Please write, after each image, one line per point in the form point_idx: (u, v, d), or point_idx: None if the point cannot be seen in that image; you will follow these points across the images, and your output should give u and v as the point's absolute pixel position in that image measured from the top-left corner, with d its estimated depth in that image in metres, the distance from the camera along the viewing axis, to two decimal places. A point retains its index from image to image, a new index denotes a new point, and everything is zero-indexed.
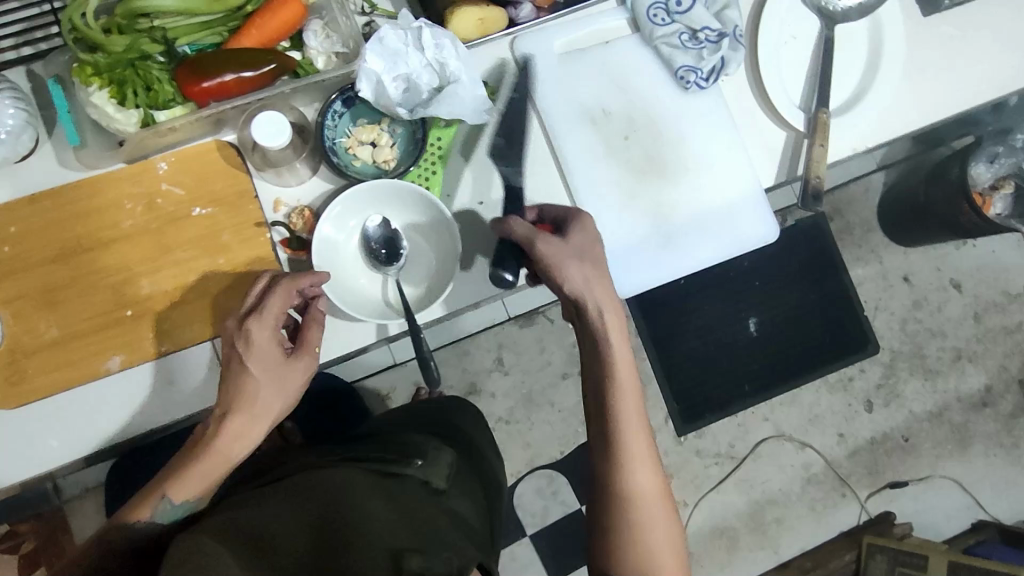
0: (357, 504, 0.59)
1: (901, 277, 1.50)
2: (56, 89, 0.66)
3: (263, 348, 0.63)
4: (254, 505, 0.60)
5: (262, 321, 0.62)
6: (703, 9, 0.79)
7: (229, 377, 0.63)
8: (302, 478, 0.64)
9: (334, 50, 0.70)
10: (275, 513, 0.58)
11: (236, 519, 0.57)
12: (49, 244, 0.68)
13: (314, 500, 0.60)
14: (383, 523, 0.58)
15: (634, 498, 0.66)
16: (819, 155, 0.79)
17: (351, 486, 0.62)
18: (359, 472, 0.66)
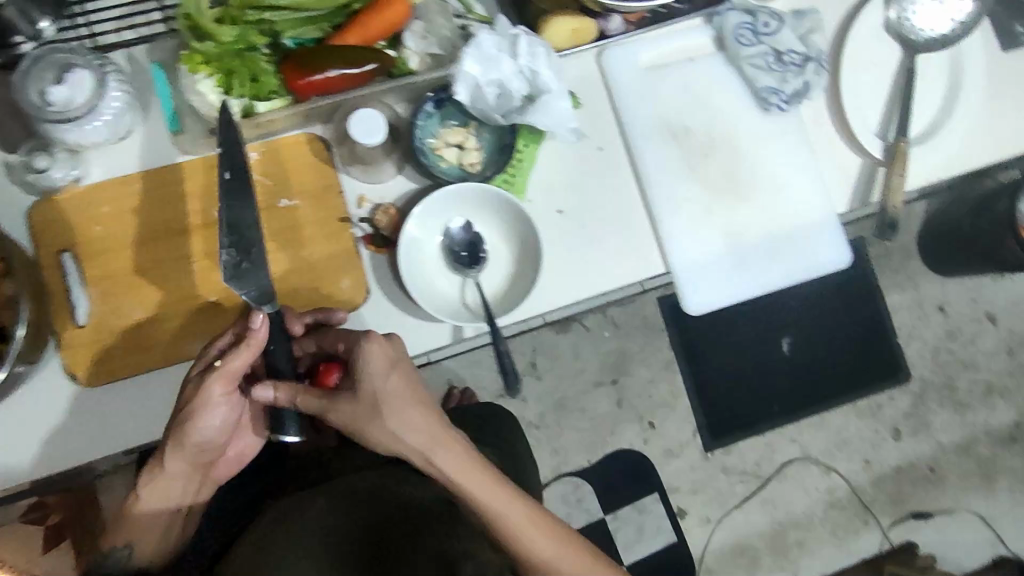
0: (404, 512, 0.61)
1: (936, 307, 1.49)
2: (158, 73, 0.68)
3: (218, 400, 0.63)
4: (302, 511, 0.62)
5: (219, 377, 0.62)
6: (790, 31, 0.79)
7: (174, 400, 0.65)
8: (347, 481, 0.66)
9: (431, 51, 0.71)
10: (319, 519, 0.61)
11: (280, 531, 0.60)
12: (139, 227, 0.69)
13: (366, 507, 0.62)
14: (437, 527, 0.59)
15: (510, 533, 0.61)
16: (897, 183, 0.80)
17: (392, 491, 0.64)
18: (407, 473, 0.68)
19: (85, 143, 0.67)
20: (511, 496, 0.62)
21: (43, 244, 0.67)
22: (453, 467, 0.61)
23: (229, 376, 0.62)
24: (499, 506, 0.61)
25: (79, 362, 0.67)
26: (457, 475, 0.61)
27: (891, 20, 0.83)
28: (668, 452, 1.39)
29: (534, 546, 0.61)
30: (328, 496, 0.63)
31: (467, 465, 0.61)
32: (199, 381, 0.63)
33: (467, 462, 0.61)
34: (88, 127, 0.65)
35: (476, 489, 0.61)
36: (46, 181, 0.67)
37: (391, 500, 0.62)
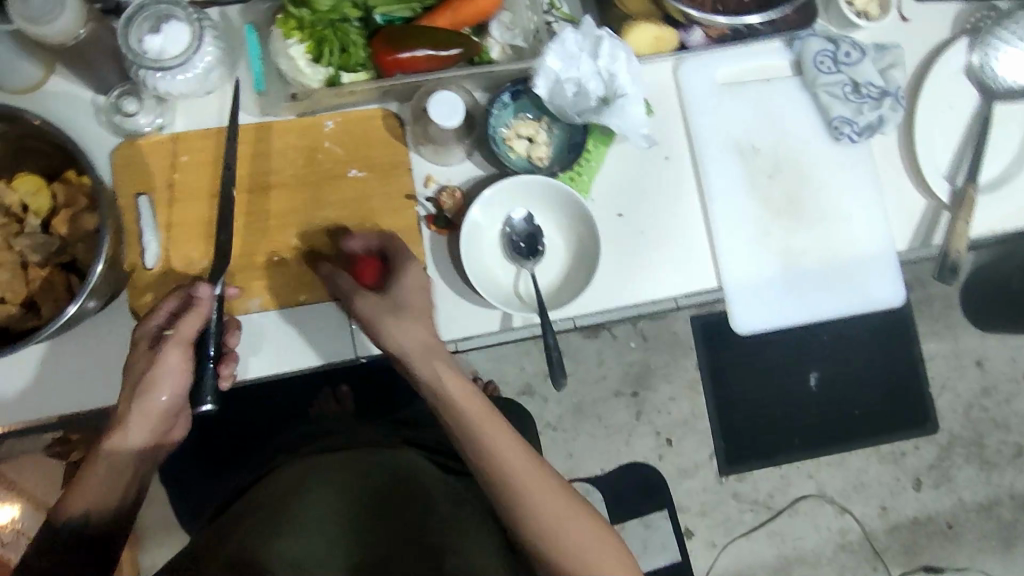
0: (414, 496, 0.65)
1: (974, 361, 1.47)
2: (252, 35, 0.71)
3: (177, 375, 0.62)
4: (316, 471, 0.65)
5: (173, 349, 0.61)
6: (870, 64, 0.79)
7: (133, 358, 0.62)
8: (362, 452, 0.69)
9: (513, 42, 0.72)
10: (331, 479, 0.64)
11: (293, 484, 0.63)
12: (213, 180, 0.71)
13: (379, 475, 0.66)
14: (441, 517, 0.63)
15: (510, 481, 0.59)
16: (962, 230, 0.79)
17: (414, 469, 0.69)
18: (420, 458, 0.72)
19: (173, 94, 0.69)
20: (523, 458, 0.60)
21: (122, 186, 0.70)
22: (467, 408, 0.62)
23: (184, 346, 0.61)
24: (511, 459, 0.60)
25: (142, 303, 0.69)
26: (479, 415, 0.61)
27: (973, 65, 0.82)
28: (682, 471, 1.38)
29: (541, 501, 0.59)
30: (339, 461, 0.67)
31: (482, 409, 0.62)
32: (148, 359, 0.61)
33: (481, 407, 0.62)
34: (178, 78, 0.67)
35: (492, 437, 0.61)
36: (132, 125, 0.69)
37: (407, 477, 0.67)
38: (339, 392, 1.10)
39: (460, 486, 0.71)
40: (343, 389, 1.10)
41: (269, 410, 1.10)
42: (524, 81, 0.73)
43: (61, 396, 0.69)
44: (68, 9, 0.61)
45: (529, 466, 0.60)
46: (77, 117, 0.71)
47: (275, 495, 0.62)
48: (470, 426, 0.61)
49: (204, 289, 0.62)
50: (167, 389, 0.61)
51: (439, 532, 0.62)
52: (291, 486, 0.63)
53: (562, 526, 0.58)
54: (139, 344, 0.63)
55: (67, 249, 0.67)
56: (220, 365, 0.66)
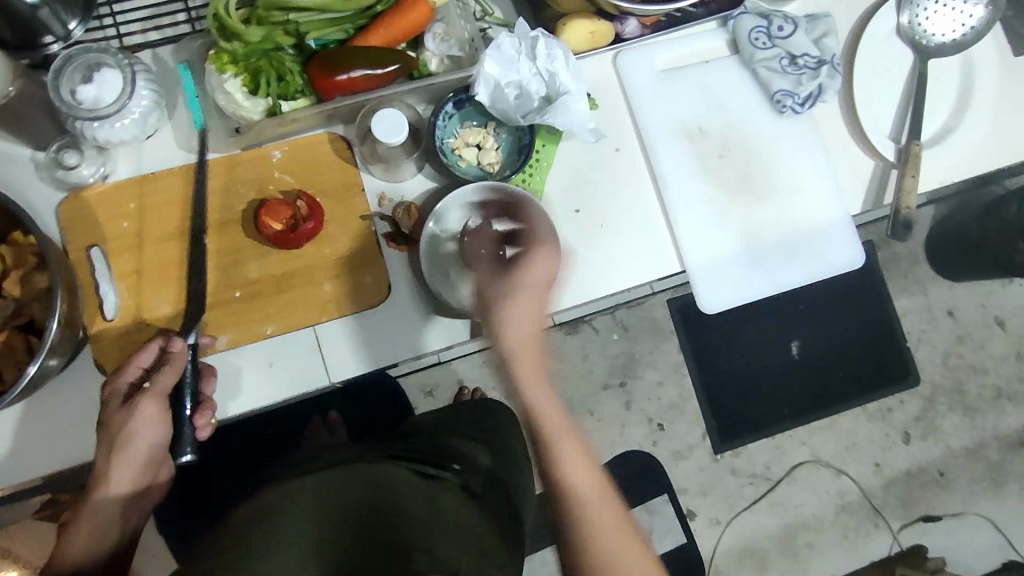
0: (392, 500, 0.61)
1: (945, 311, 1.50)
2: (185, 73, 0.70)
3: (152, 429, 0.61)
4: (289, 486, 0.62)
5: (150, 402, 0.61)
6: (805, 35, 0.80)
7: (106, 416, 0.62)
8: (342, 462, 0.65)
9: (449, 53, 0.72)
10: (305, 490, 0.61)
11: (268, 499, 0.60)
12: (165, 224, 0.70)
13: (356, 483, 0.62)
14: (417, 518, 0.60)
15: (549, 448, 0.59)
16: (910, 185, 0.80)
17: (392, 479, 0.64)
18: (405, 459, 0.68)
19: (113, 142, 0.68)
20: (585, 474, 0.59)
21: (72, 240, 0.69)
22: (545, 413, 0.59)
23: (160, 398, 0.61)
24: (577, 475, 0.59)
25: (107, 356, 0.68)
26: (544, 413, 0.59)
27: (903, 25, 0.83)
28: (677, 454, 1.39)
29: (597, 523, 0.58)
30: (317, 474, 0.63)
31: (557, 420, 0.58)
32: (121, 417, 0.61)
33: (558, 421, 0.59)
34: (116, 126, 0.67)
35: (559, 448, 0.59)
36: (75, 178, 0.68)
37: (387, 486, 0.62)
38: (328, 419, 1.09)
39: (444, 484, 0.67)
40: (331, 414, 1.10)
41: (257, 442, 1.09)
42: (467, 89, 0.73)
43: (36, 461, 0.68)
44: None
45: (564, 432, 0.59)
46: (19, 176, 0.69)
47: (249, 511, 0.59)
48: (541, 438, 0.58)
49: (178, 341, 0.62)
50: (148, 441, 0.62)
51: (410, 534, 0.58)
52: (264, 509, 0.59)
53: (624, 559, 0.57)
54: (114, 399, 0.62)
55: (23, 310, 0.66)
56: (195, 414, 0.64)
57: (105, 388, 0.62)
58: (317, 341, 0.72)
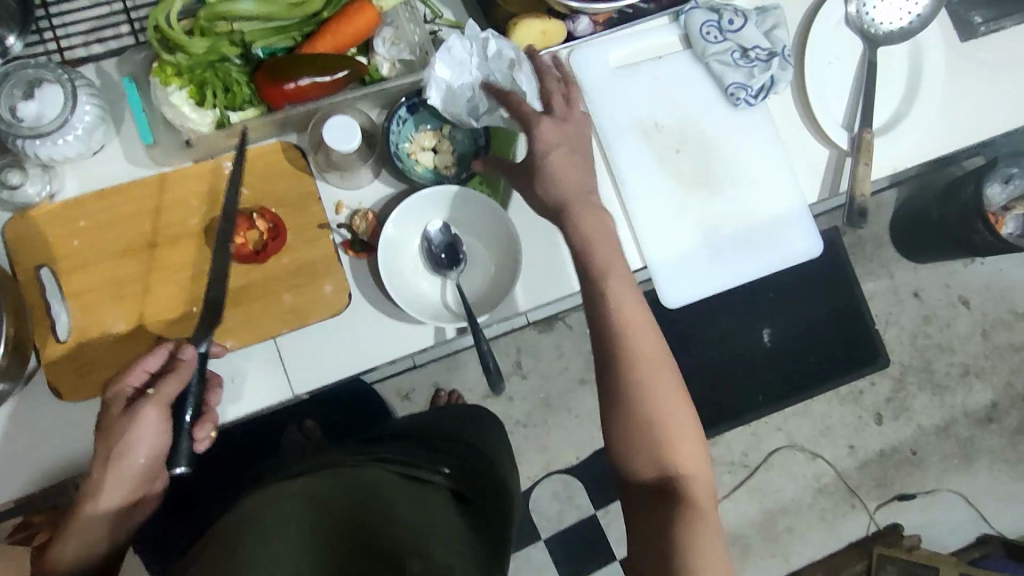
0: (379, 512, 0.61)
1: (911, 293, 1.52)
2: (130, 87, 0.68)
3: (150, 438, 0.60)
4: (275, 500, 0.62)
5: (152, 409, 0.59)
6: (754, 28, 0.81)
7: (102, 428, 0.60)
8: (323, 476, 0.66)
9: (400, 57, 0.72)
10: (291, 503, 0.61)
11: (255, 513, 0.60)
12: (117, 241, 0.69)
13: (339, 499, 0.63)
14: (404, 526, 0.60)
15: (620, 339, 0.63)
16: (864, 173, 0.82)
17: (380, 485, 0.66)
18: (387, 474, 0.68)
19: (58, 159, 0.66)
20: (671, 392, 0.62)
21: (21, 260, 0.67)
22: (637, 341, 0.63)
23: (162, 406, 0.60)
24: (660, 394, 0.62)
25: (62, 378, 0.67)
26: (631, 343, 0.63)
27: (851, 15, 0.85)
28: None
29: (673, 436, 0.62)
30: (299, 488, 0.64)
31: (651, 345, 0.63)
32: (119, 425, 0.59)
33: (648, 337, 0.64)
34: (60, 143, 0.65)
35: (645, 371, 0.62)
36: (21, 198, 0.67)
37: (375, 491, 0.64)
38: (305, 426, 1.10)
39: (424, 497, 0.67)
40: (308, 422, 1.11)
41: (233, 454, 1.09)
42: (420, 93, 0.72)
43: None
44: None
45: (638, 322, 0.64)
46: None
47: (236, 524, 0.59)
48: (623, 357, 0.63)
49: (188, 348, 0.60)
50: (146, 450, 0.60)
51: (400, 540, 0.58)
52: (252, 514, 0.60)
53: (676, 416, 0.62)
54: (116, 406, 0.60)
55: None
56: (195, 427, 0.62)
57: (105, 393, 0.60)
58: (280, 353, 0.72)
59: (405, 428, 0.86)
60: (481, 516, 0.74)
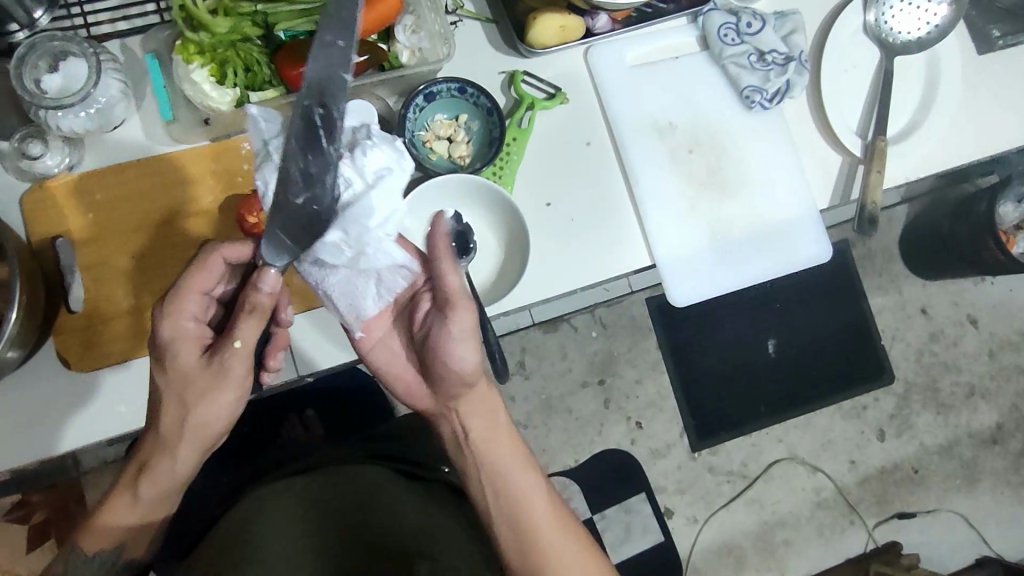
0: (382, 517, 0.67)
1: (919, 309, 1.52)
2: (152, 64, 0.70)
3: (233, 384, 0.59)
4: (281, 508, 0.68)
5: (236, 361, 0.58)
6: (772, 32, 0.81)
7: (168, 367, 0.59)
8: (327, 476, 0.72)
9: (420, 46, 0.72)
10: (292, 518, 0.68)
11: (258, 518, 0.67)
12: (132, 215, 0.69)
13: (339, 512, 0.69)
14: (406, 529, 0.66)
15: (494, 469, 0.63)
16: (875, 180, 0.82)
17: (374, 485, 0.71)
18: (384, 472, 0.73)
19: (77, 132, 0.67)
20: (557, 524, 0.62)
21: (36, 231, 0.68)
22: (521, 479, 0.63)
23: (247, 357, 0.59)
24: (548, 531, 0.62)
25: (70, 348, 0.67)
26: (519, 489, 0.62)
27: (869, 23, 0.85)
28: (656, 452, 1.40)
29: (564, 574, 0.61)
30: (304, 496, 0.70)
31: (528, 480, 0.63)
32: (200, 373, 0.59)
33: (527, 471, 0.64)
34: (81, 115, 0.66)
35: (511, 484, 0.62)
36: (40, 168, 0.68)
37: (370, 497, 0.70)
38: (305, 416, 1.10)
39: (423, 496, 0.71)
40: (308, 413, 1.11)
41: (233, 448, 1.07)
42: (454, 78, 0.73)
43: None
44: None
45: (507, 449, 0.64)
46: None
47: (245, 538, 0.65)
48: (506, 493, 0.62)
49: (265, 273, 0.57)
50: (226, 395, 0.60)
51: (407, 543, 0.65)
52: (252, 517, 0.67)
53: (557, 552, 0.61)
54: (183, 347, 0.58)
55: None
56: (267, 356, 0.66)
57: (167, 331, 0.58)
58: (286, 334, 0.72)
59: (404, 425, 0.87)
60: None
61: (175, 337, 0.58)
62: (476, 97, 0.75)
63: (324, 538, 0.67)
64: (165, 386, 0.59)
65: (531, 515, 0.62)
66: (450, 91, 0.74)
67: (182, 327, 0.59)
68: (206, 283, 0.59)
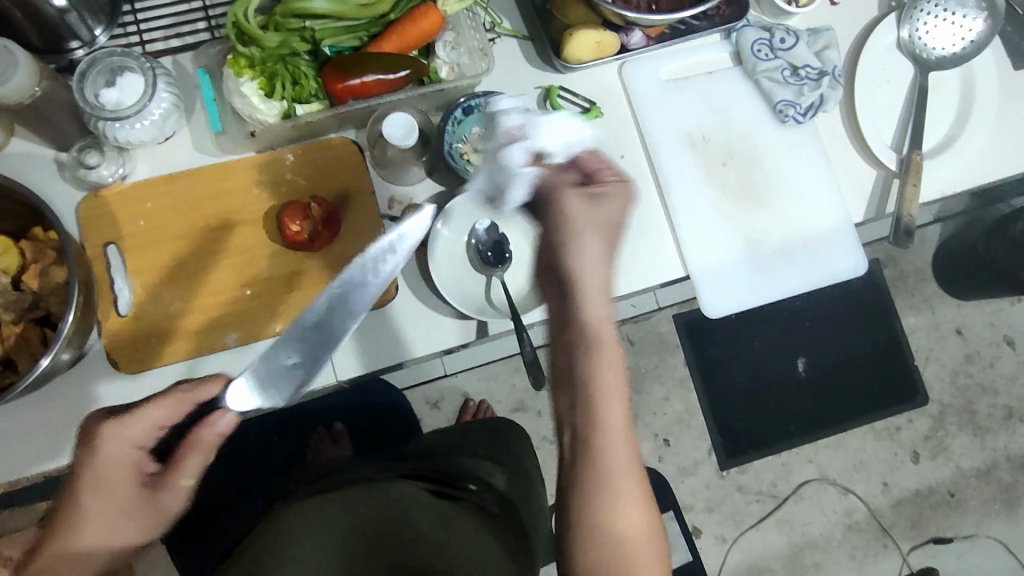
0: (416, 529, 0.64)
1: (953, 329, 1.49)
2: (204, 78, 0.72)
3: (154, 522, 0.57)
4: (312, 512, 0.65)
5: (170, 497, 0.57)
6: (806, 47, 0.82)
7: (94, 491, 0.55)
8: (357, 490, 0.69)
9: (459, 61, 0.75)
10: (319, 517, 0.64)
11: (291, 523, 0.63)
12: (180, 222, 0.72)
13: (368, 511, 0.66)
14: (430, 545, 0.63)
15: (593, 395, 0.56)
16: (912, 193, 0.81)
17: (403, 499, 0.68)
18: (413, 490, 0.71)
19: (133, 142, 0.70)
20: (627, 458, 0.56)
21: (90, 237, 0.71)
22: (603, 377, 0.56)
23: (182, 495, 0.58)
24: (615, 443, 0.56)
25: (119, 349, 0.69)
26: (607, 400, 0.56)
27: (903, 39, 0.85)
28: (683, 470, 1.38)
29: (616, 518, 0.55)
30: (330, 505, 0.67)
31: (620, 423, 0.56)
32: (130, 507, 0.56)
33: (614, 390, 0.57)
34: (137, 126, 0.69)
35: (605, 412, 0.56)
36: (94, 177, 0.70)
37: (398, 508, 0.67)
38: (333, 429, 1.11)
39: (454, 514, 0.69)
40: (337, 426, 1.12)
41: (252, 461, 1.09)
42: (491, 93, 0.75)
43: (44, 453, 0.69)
44: (20, 69, 0.62)
45: (613, 377, 0.57)
46: (42, 177, 0.72)
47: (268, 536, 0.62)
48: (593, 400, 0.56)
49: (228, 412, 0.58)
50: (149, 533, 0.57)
51: (431, 556, 0.61)
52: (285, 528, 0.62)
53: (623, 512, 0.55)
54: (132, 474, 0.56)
55: (40, 303, 0.68)
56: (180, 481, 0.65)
57: (114, 456, 0.56)
58: None
59: (429, 447, 0.87)
60: (514, 527, 0.76)
61: (117, 460, 0.56)
62: None
63: (349, 533, 0.63)
64: (86, 505, 0.55)
65: (601, 416, 0.56)
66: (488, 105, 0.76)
67: (125, 453, 0.56)
68: (168, 415, 0.57)
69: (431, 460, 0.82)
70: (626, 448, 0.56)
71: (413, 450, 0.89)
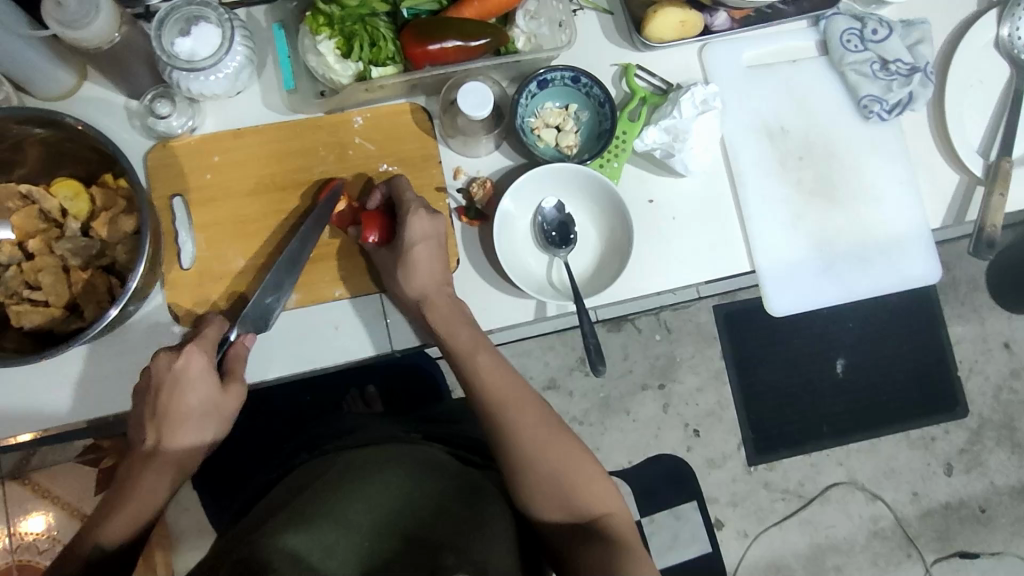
0: (359, 485, 0.61)
1: (1001, 343, 1.44)
2: (279, 33, 0.72)
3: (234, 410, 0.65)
4: (346, 468, 0.64)
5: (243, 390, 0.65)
6: (899, 40, 0.78)
7: (196, 391, 0.62)
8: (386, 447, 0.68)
9: (538, 32, 0.72)
10: (363, 472, 0.62)
11: (337, 477, 0.62)
12: (248, 177, 0.71)
13: (409, 464, 0.65)
14: (459, 511, 0.61)
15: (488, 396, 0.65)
16: (998, 204, 0.78)
17: (437, 459, 0.67)
18: (438, 453, 0.69)
19: (206, 94, 0.69)
20: (535, 424, 0.64)
21: (158, 188, 0.70)
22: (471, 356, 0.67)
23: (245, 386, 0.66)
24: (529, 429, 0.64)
25: (179, 302, 0.69)
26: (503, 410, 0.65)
27: (1002, 38, 0.80)
28: (711, 463, 1.36)
29: (578, 478, 0.63)
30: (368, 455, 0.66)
31: (517, 396, 0.66)
32: (219, 398, 0.63)
33: (519, 402, 0.65)
34: (210, 78, 0.68)
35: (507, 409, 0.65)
36: (164, 127, 0.69)
37: (436, 467, 0.65)
38: (366, 393, 1.09)
39: (479, 480, 0.67)
40: (370, 389, 1.10)
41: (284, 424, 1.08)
42: (570, 67, 0.72)
43: (91, 399, 0.68)
44: (102, 13, 0.61)
45: (505, 384, 0.66)
46: (111, 122, 0.71)
47: (306, 500, 0.60)
48: (499, 414, 0.64)
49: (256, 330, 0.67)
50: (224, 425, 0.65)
51: (457, 532, 0.59)
52: (318, 487, 0.61)
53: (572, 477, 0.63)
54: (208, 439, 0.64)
55: (106, 251, 0.69)
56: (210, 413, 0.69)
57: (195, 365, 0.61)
58: (383, 305, 0.72)
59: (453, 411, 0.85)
60: None
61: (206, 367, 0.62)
62: (589, 88, 0.74)
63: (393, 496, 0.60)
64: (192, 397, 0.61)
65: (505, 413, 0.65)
66: (564, 80, 0.74)
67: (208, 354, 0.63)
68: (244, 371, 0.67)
69: (462, 428, 0.79)
70: (549, 429, 0.65)
71: (439, 411, 0.86)
